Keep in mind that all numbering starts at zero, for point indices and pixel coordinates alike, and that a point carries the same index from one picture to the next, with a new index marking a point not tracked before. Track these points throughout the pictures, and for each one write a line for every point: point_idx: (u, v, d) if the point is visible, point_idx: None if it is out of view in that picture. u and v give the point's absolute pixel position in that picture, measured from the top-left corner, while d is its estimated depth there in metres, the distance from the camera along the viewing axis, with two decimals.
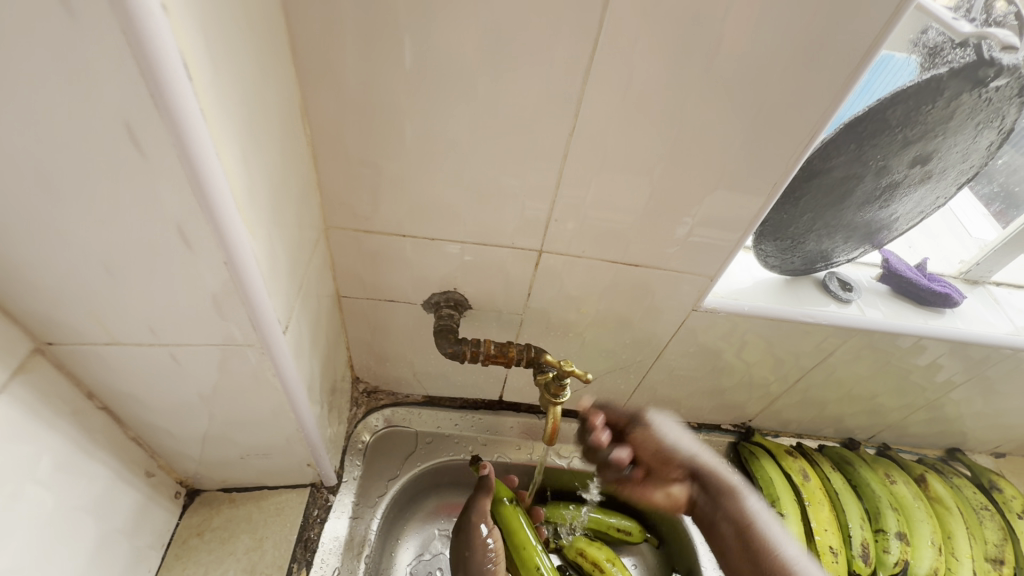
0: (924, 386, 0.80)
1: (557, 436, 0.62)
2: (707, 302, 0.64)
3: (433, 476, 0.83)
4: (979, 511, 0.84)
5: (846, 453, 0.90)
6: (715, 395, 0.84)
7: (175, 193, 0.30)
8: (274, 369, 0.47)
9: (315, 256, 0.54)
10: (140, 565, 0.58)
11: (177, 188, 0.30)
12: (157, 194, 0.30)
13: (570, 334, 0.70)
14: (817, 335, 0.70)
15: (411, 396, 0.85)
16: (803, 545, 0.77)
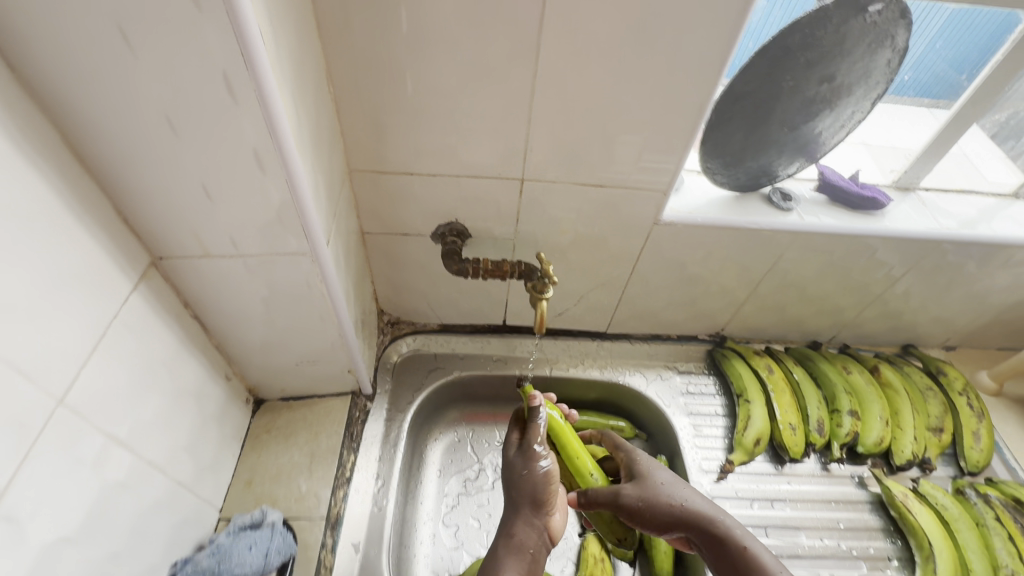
0: (867, 283, 0.92)
1: (546, 325, 0.71)
2: (666, 216, 0.77)
3: (451, 390, 0.98)
4: (924, 391, 0.98)
5: (809, 352, 1.03)
6: (689, 307, 0.97)
7: (254, 126, 0.45)
8: (321, 276, 0.62)
9: (343, 193, 0.68)
10: (227, 448, 0.74)
11: (255, 121, 0.44)
12: (242, 127, 0.45)
13: (555, 254, 0.84)
14: (764, 240, 0.82)
15: (428, 325, 1.00)
16: (768, 424, 0.91)
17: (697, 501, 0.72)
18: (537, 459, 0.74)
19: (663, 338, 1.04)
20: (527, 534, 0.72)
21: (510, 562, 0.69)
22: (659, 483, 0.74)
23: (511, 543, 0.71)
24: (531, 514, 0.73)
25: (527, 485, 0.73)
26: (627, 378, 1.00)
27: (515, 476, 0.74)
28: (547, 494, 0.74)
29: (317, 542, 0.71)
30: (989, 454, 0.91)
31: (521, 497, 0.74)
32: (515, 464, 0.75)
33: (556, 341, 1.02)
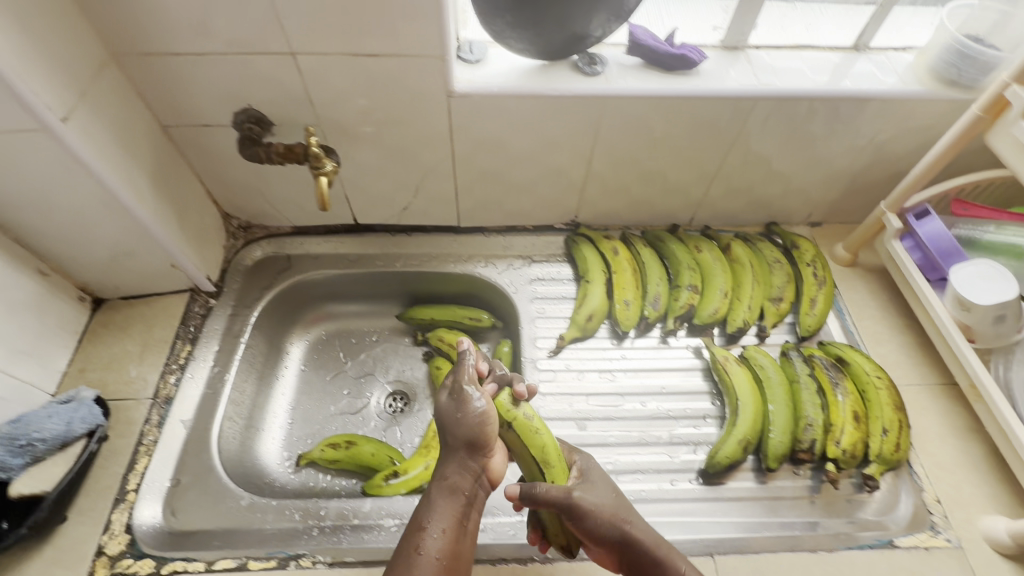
0: (701, 154, 0.90)
1: (326, 200, 0.71)
2: (458, 87, 0.76)
3: (308, 289, 1.02)
4: (771, 264, 0.98)
5: (663, 234, 1.02)
6: (532, 193, 0.97)
7: None
8: (72, 155, 0.63)
9: (104, 76, 0.68)
10: (55, 339, 0.79)
11: None
12: None
13: (366, 139, 0.84)
14: (572, 110, 0.80)
15: (281, 228, 1.02)
16: (605, 302, 0.94)
17: (637, 526, 0.64)
18: (466, 400, 0.67)
19: (519, 229, 1.05)
20: (461, 479, 0.67)
21: (440, 505, 0.65)
22: (634, 523, 0.65)
23: (443, 489, 0.66)
24: (466, 460, 0.67)
25: (460, 426, 0.66)
26: (480, 269, 1.02)
27: (450, 421, 0.67)
28: (484, 437, 0.67)
29: (140, 417, 0.78)
30: (823, 318, 0.92)
31: (456, 451, 0.67)
32: (448, 407, 0.68)
33: (410, 238, 1.04)
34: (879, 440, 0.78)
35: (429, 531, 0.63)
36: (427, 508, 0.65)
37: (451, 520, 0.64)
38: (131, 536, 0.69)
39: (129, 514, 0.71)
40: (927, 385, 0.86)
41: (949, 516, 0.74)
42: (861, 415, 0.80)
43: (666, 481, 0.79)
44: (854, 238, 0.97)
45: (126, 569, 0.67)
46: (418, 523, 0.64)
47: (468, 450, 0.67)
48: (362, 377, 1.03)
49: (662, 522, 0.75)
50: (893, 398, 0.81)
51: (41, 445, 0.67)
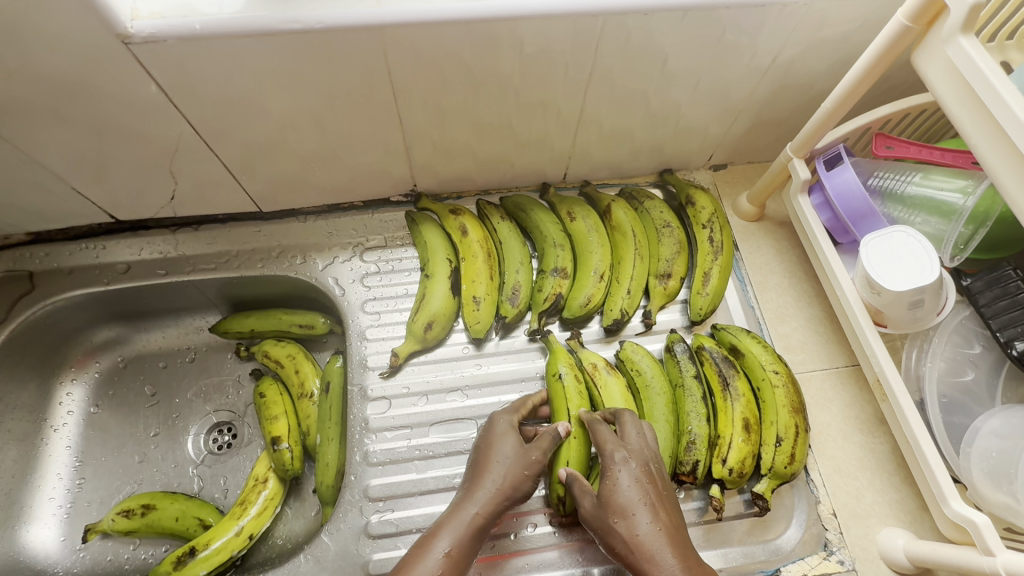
0: (551, 95, 0.66)
1: None
2: (134, 28, 0.49)
3: (73, 313, 0.78)
4: (660, 230, 0.78)
5: (527, 199, 0.80)
6: (341, 163, 0.72)
7: None
8: None
9: None
10: None
11: None
12: None
13: (42, 115, 0.56)
14: (336, 49, 0.54)
15: (12, 237, 0.75)
16: (450, 301, 0.73)
17: (653, 548, 0.52)
18: (508, 439, 0.61)
19: (345, 208, 0.81)
20: (488, 519, 0.55)
21: (455, 537, 0.53)
22: (650, 533, 0.52)
23: (469, 521, 0.54)
24: (500, 499, 0.57)
25: (525, 457, 0.59)
26: (296, 266, 0.79)
27: (498, 449, 0.60)
28: (528, 488, 0.59)
29: None
30: (718, 296, 0.74)
31: (494, 486, 0.57)
32: (515, 439, 0.61)
33: (200, 234, 0.79)
34: (771, 451, 0.65)
35: (436, 549, 0.52)
36: (438, 531, 0.54)
37: (458, 553, 0.52)
38: None
39: None
40: (833, 370, 0.72)
41: (845, 532, 0.63)
42: (752, 424, 0.66)
43: (522, 525, 0.65)
44: (761, 188, 0.77)
45: None
46: (417, 549, 0.52)
47: (505, 492, 0.57)
48: (174, 411, 0.83)
49: None
50: (793, 398, 0.66)
51: None
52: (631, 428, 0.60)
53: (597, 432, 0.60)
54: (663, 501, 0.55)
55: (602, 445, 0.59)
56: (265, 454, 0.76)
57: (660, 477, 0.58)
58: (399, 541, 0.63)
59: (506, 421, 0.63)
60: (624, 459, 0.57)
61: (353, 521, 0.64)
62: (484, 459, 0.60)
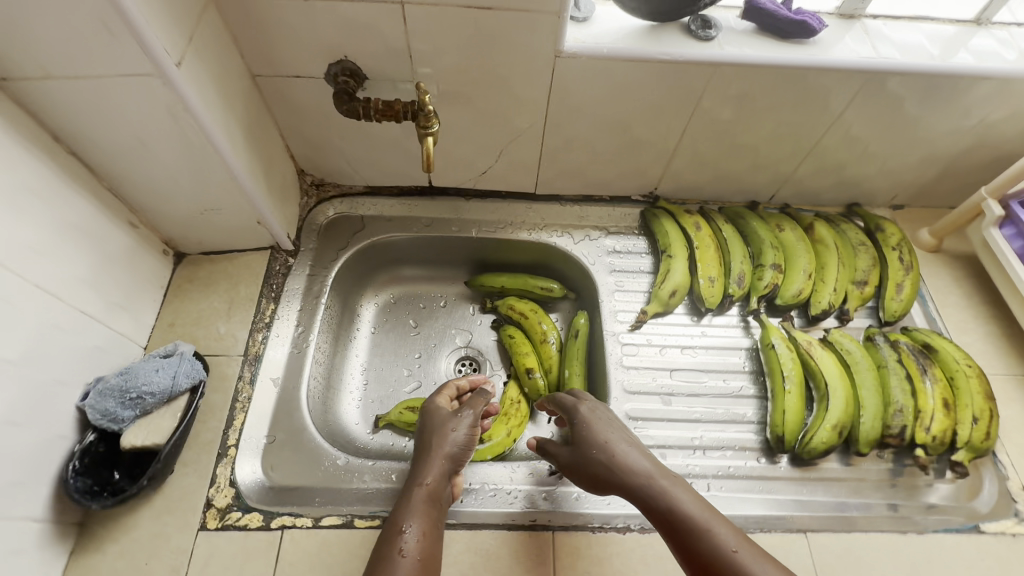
0: (802, 129, 0.87)
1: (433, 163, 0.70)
2: (568, 47, 0.72)
3: (381, 252, 1.00)
4: (856, 246, 0.95)
5: (744, 211, 1.00)
6: (617, 161, 0.94)
7: None
8: (182, 103, 0.60)
9: (206, 20, 0.63)
10: (145, 293, 0.78)
11: None
12: None
13: (461, 98, 0.80)
14: (680, 76, 0.76)
15: (354, 188, 0.99)
16: (687, 278, 0.92)
17: (630, 463, 0.67)
18: (459, 425, 0.75)
19: (595, 199, 1.02)
20: (440, 483, 0.68)
21: (417, 509, 0.64)
22: (625, 458, 0.67)
23: (421, 492, 0.66)
24: (445, 468, 0.71)
25: (440, 437, 0.74)
26: (555, 238, 1.00)
27: (440, 431, 0.75)
28: (466, 454, 0.74)
29: (233, 374, 0.77)
30: (910, 304, 0.90)
31: (438, 459, 0.70)
32: (444, 420, 0.76)
33: (484, 205, 1.01)
34: (969, 428, 0.78)
35: (405, 529, 0.62)
36: (401, 513, 0.64)
37: (426, 528, 0.63)
38: (236, 490, 0.69)
39: (231, 469, 0.71)
40: (1012, 375, 0.85)
41: None
42: (949, 403, 0.80)
43: (751, 458, 0.80)
44: (945, 223, 0.94)
45: (235, 522, 0.67)
46: (396, 524, 0.63)
47: (450, 459, 0.72)
48: (431, 342, 1.03)
49: (760, 497, 0.76)
50: (983, 388, 0.81)
51: (150, 398, 0.66)
52: (573, 396, 0.78)
53: (562, 398, 0.79)
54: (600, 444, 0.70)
55: (566, 407, 0.77)
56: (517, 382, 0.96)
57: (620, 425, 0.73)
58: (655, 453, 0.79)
59: (439, 413, 0.77)
60: (588, 406, 0.74)
61: None
62: (431, 440, 0.74)
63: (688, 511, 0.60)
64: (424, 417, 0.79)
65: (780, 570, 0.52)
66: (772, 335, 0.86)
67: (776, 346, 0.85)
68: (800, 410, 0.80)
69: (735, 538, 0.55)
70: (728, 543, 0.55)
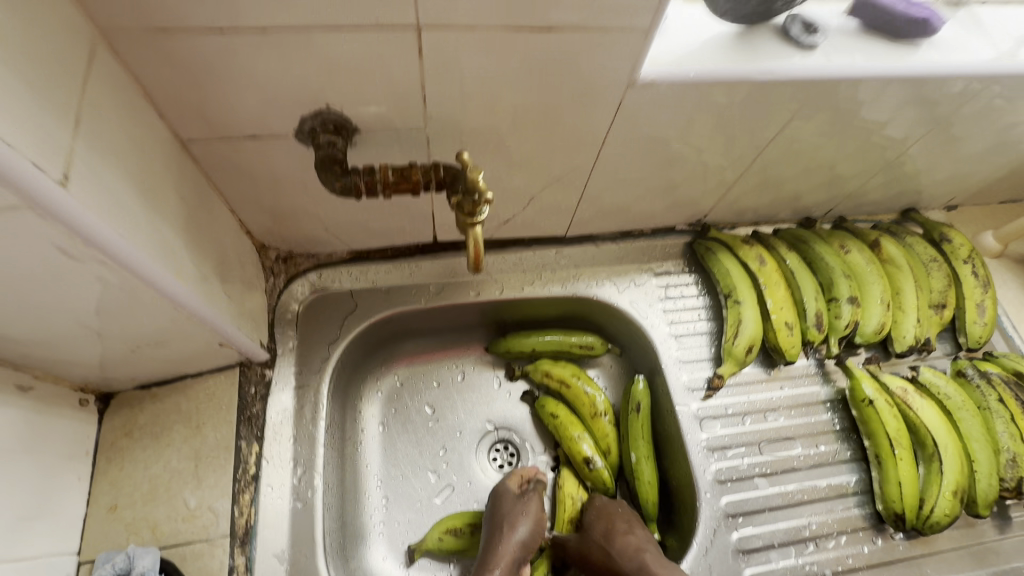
0: (886, 142, 0.73)
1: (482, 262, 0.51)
2: (644, 73, 0.52)
3: (381, 332, 0.78)
4: (928, 263, 0.85)
5: (804, 233, 0.86)
6: (669, 194, 0.76)
7: None
8: (81, 236, 0.35)
9: (96, 83, 0.38)
10: (65, 475, 0.54)
11: None
12: None
13: (490, 145, 0.59)
14: (775, 98, 0.59)
15: (335, 255, 0.75)
16: (759, 326, 0.78)
17: (635, 544, 0.67)
18: (528, 508, 0.68)
19: (635, 235, 0.85)
20: (509, 574, 0.63)
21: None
22: (623, 539, 0.68)
23: None
24: (515, 560, 0.64)
25: (508, 527, 0.66)
26: (595, 289, 0.81)
27: (505, 521, 0.67)
28: (536, 542, 0.67)
29: (222, 568, 0.55)
30: (992, 327, 0.82)
31: (506, 551, 0.64)
32: (509, 506, 0.68)
33: (505, 256, 0.80)
34: None
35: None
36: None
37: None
38: None
39: None
40: None
41: None
42: None
43: (869, 540, 0.69)
44: (1014, 228, 0.86)
45: None
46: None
47: (519, 553, 0.65)
48: (456, 431, 0.83)
49: None
50: None
51: None
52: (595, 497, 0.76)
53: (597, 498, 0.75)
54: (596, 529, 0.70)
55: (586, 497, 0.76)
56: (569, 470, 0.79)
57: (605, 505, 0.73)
58: (766, 556, 0.67)
59: (508, 494, 0.69)
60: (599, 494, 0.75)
61: (722, 540, 0.67)
62: (494, 531, 0.66)
63: None
64: (491, 501, 0.70)
65: None
66: (865, 386, 0.75)
67: (874, 400, 0.74)
68: (914, 477, 0.69)
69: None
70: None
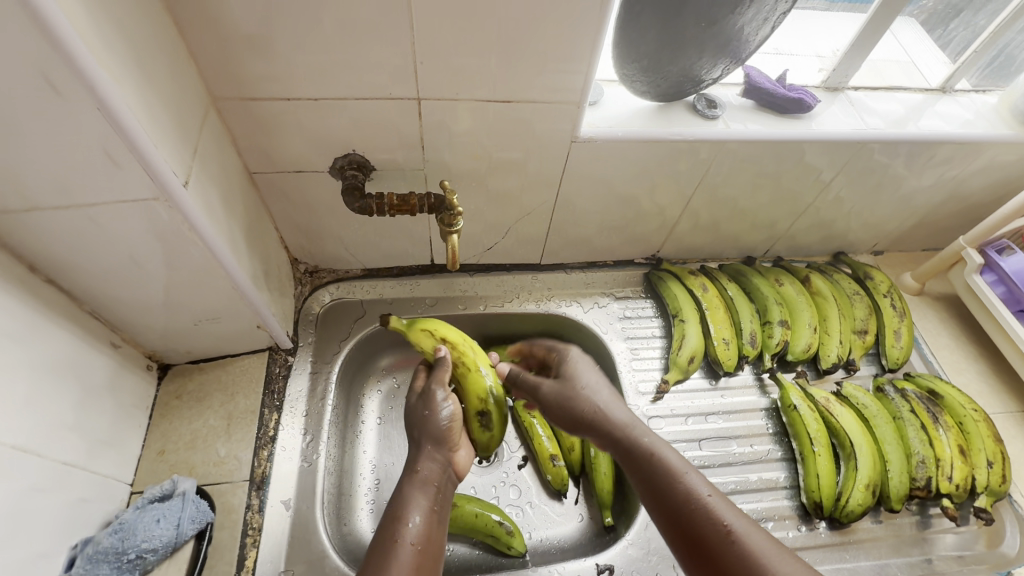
0: (798, 193, 0.91)
1: (459, 262, 0.68)
2: (583, 132, 0.71)
3: (383, 337, 0.94)
4: (852, 296, 0.99)
5: (743, 268, 1.02)
6: (623, 230, 0.94)
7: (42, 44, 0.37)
8: (188, 223, 0.54)
9: (206, 129, 0.58)
10: (130, 420, 0.69)
11: (38, 35, 0.36)
12: (31, 42, 0.37)
13: (473, 184, 0.78)
14: (691, 153, 0.78)
15: (351, 271, 0.94)
16: (701, 342, 0.92)
17: (638, 431, 0.62)
18: (437, 403, 0.74)
19: (599, 265, 1.01)
20: (436, 474, 0.68)
21: (414, 497, 0.64)
22: (612, 414, 0.65)
23: (417, 481, 0.67)
24: (435, 455, 0.70)
25: (424, 426, 0.72)
26: (564, 308, 0.97)
27: (421, 420, 0.73)
28: (456, 431, 0.74)
29: (241, 504, 0.68)
30: (908, 350, 0.94)
31: (427, 450, 0.70)
32: (418, 411, 0.74)
33: (490, 277, 0.98)
34: (985, 472, 0.81)
35: (407, 519, 0.61)
36: (397, 503, 0.64)
37: (427, 513, 0.63)
38: None
39: None
40: (1009, 412, 0.90)
41: None
42: (964, 448, 0.83)
43: (795, 527, 0.79)
44: (926, 269, 1.00)
45: None
46: (394, 514, 0.62)
47: (435, 446, 0.71)
48: None
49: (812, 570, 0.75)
50: (991, 430, 0.85)
51: (151, 556, 0.60)
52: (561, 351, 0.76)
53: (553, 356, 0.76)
54: (559, 386, 0.70)
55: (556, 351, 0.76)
56: (417, 326, 0.83)
57: (572, 358, 0.73)
58: None
59: (417, 397, 0.76)
60: (578, 355, 0.73)
61: None
62: (416, 432, 0.72)
63: (694, 478, 0.57)
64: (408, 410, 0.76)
65: (780, 547, 0.50)
66: (791, 395, 0.87)
67: (799, 407, 0.86)
68: (833, 472, 0.80)
69: (730, 513, 0.53)
70: (726, 521, 0.52)
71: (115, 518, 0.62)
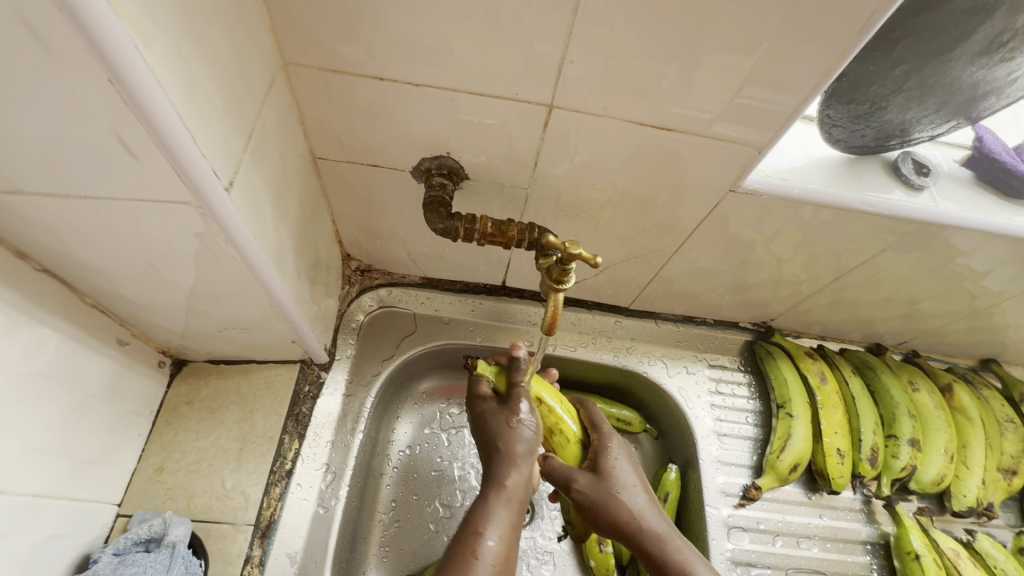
0: (977, 294, 0.71)
1: (556, 328, 0.52)
2: (748, 182, 0.54)
3: (430, 360, 0.79)
4: (1003, 423, 0.81)
5: (871, 359, 0.83)
6: (738, 293, 0.76)
7: None
8: (225, 236, 0.40)
9: (270, 104, 0.44)
10: (128, 429, 0.58)
11: None
12: None
13: (582, 217, 0.62)
14: (872, 229, 0.59)
15: (408, 276, 0.79)
16: (808, 445, 0.74)
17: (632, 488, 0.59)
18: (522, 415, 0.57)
19: (697, 321, 0.84)
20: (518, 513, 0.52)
21: (497, 511, 0.51)
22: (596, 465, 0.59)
23: (497, 498, 0.53)
24: (521, 471, 0.55)
25: (509, 440, 0.56)
26: (647, 368, 0.80)
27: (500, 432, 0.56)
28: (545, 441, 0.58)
29: (240, 555, 0.57)
30: None
31: (511, 474, 0.54)
32: (500, 420, 0.57)
33: (567, 313, 0.81)
34: None
35: (487, 536, 0.49)
36: (475, 513, 0.51)
37: (513, 534, 0.50)
38: None
39: None
40: None
41: None
42: None
43: None
44: None
45: None
46: (471, 526, 0.50)
47: (524, 462, 0.56)
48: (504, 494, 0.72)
49: None
50: None
51: None
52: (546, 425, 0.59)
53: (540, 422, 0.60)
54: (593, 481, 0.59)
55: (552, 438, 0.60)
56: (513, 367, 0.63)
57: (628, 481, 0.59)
58: None
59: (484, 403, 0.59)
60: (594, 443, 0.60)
61: None
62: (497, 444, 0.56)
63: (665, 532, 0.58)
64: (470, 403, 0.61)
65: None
66: (911, 536, 0.71)
67: (922, 555, 0.69)
68: None
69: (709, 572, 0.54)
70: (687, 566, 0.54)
71: (90, 558, 0.52)
